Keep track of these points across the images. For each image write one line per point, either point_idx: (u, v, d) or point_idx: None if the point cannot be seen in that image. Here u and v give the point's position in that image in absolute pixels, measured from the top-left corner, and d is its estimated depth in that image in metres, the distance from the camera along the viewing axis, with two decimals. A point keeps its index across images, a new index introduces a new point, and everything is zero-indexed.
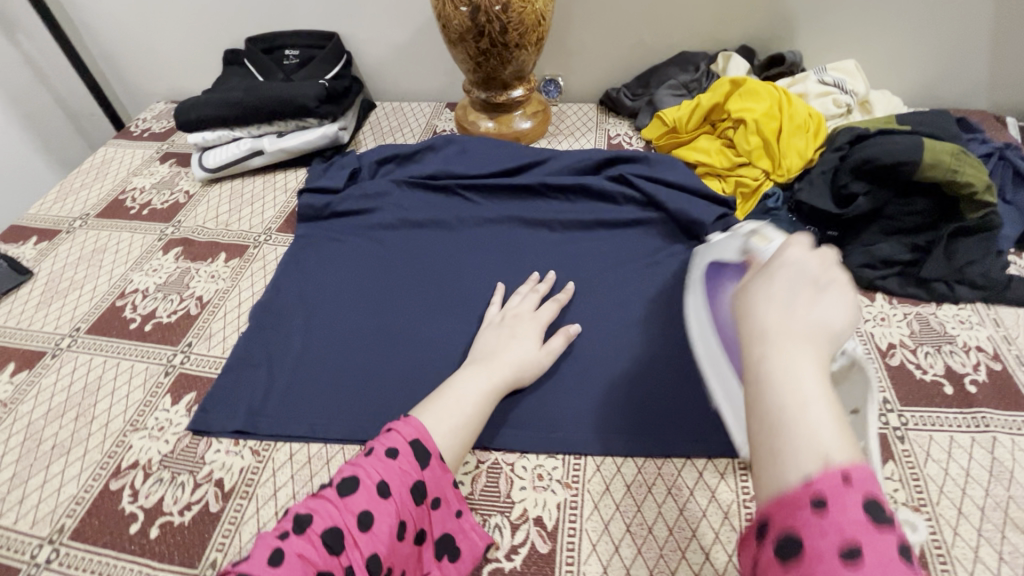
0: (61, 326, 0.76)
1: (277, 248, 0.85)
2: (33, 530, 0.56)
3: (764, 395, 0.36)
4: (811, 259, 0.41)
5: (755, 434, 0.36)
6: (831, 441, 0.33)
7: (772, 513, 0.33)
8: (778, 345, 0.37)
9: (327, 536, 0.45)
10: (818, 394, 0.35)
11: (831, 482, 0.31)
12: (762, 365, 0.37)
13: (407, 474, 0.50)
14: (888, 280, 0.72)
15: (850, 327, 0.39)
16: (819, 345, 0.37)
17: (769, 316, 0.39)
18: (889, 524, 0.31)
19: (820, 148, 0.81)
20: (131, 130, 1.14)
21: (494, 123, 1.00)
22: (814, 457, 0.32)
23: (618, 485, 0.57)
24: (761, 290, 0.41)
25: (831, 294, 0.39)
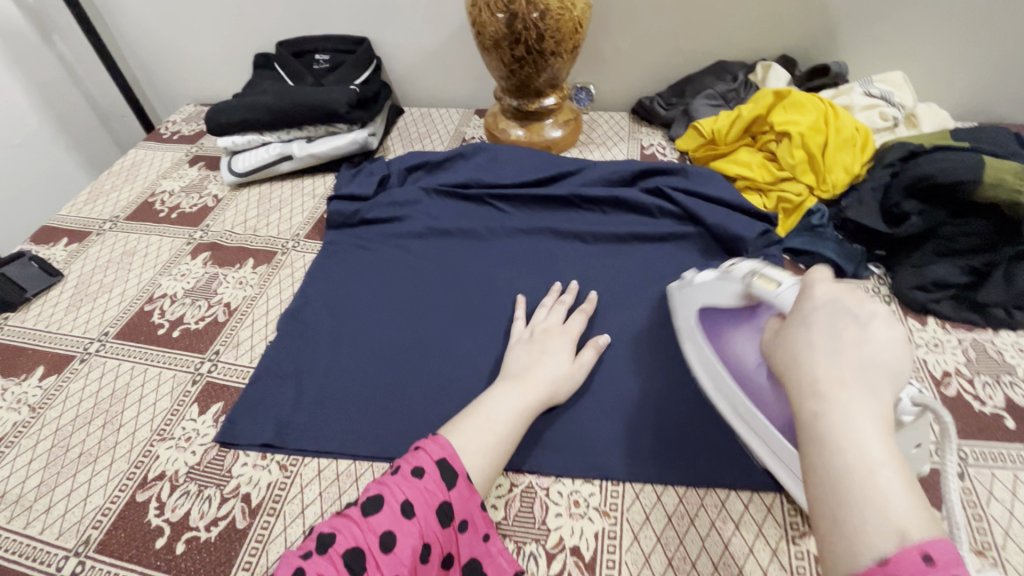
0: (90, 329, 0.76)
1: (305, 255, 0.84)
2: (59, 540, 0.55)
3: (826, 458, 0.35)
4: (845, 297, 0.41)
5: (819, 502, 0.35)
6: (906, 509, 0.32)
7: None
8: (832, 400, 0.36)
9: (348, 557, 0.43)
10: (883, 451, 0.34)
11: (911, 563, 0.30)
12: (820, 425, 0.36)
13: (432, 494, 0.47)
14: (941, 304, 0.68)
15: (903, 362, 0.38)
16: (875, 392, 0.37)
17: (818, 367, 0.38)
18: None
19: (869, 163, 0.78)
20: (161, 132, 1.14)
21: (525, 131, 0.98)
22: (889, 532, 0.31)
23: (658, 515, 0.54)
24: (802, 343, 0.41)
25: (874, 334, 0.39)
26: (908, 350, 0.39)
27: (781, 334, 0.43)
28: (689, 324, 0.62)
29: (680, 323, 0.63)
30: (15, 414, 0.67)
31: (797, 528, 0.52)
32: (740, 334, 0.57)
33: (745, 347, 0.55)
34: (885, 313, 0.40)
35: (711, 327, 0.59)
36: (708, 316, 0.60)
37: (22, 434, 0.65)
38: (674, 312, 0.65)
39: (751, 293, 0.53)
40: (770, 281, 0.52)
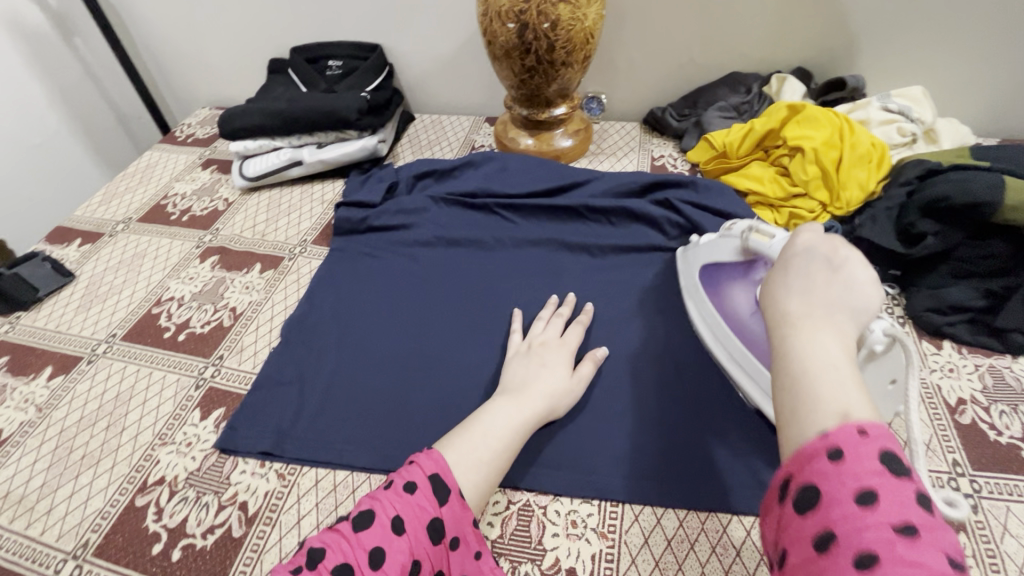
0: (98, 331, 0.77)
1: (312, 261, 0.85)
2: (58, 543, 0.56)
3: (787, 365, 0.40)
4: (821, 244, 0.46)
5: (780, 400, 0.40)
6: (853, 401, 0.37)
7: (793, 468, 0.36)
8: (801, 324, 0.42)
9: (337, 573, 0.43)
10: (839, 360, 0.39)
11: (846, 435, 0.34)
12: (786, 342, 0.41)
13: (423, 510, 0.47)
14: (956, 327, 0.66)
15: (872, 300, 0.42)
16: (840, 320, 0.41)
17: (791, 302, 0.44)
18: (906, 474, 0.33)
19: (883, 181, 0.76)
20: (176, 135, 1.15)
21: (534, 140, 0.98)
22: (833, 413, 0.36)
23: (658, 539, 0.53)
24: (780, 283, 0.46)
25: (846, 273, 0.43)
26: (878, 293, 0.43)
27: (766, 279, 0.49)
28: (694, 283, 0.70)
29: (686, 283, 0.71)
30: (22, 414, 0.68)
31: None
32: (737, 289, 0.64)
33: (740, 298, 0.63)
34: (859, 258, 0.44)
35: (711, 282, 0.67)
36: (708, 273, 0.68)
37: (27, 434, 0.65)
38: (681, 275, 0.73)
39: (749, 247, 0.62)
40: (765, 234, 0.60)
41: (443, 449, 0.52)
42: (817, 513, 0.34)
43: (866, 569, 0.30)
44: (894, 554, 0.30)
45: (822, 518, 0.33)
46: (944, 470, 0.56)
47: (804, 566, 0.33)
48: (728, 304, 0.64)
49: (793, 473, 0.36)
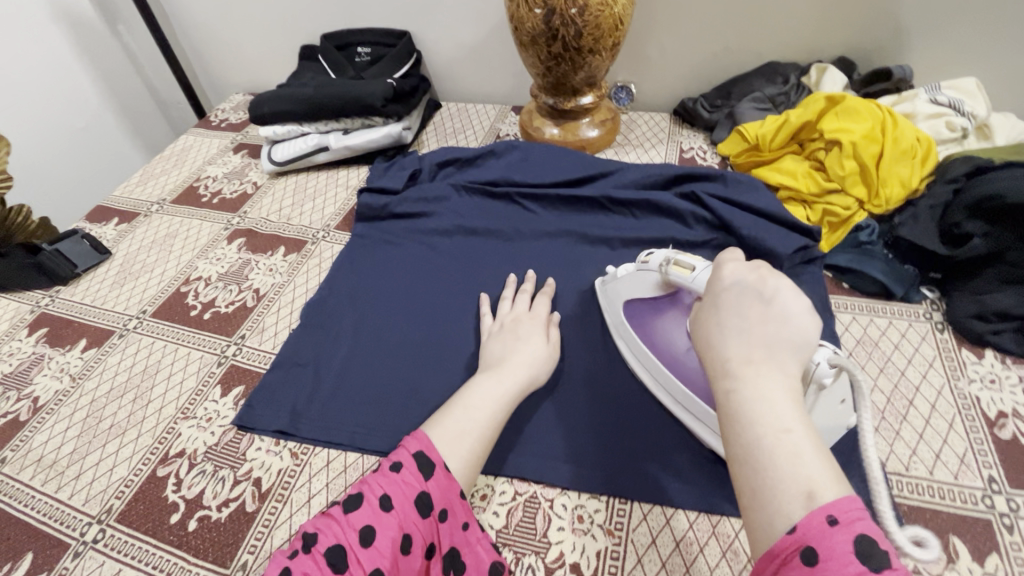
0: (131, 306, 0.80)
1: (335, 246, 0.86)
2: (84, 507, 0.59)
3: (739, 433, 0.36)
4: (748, 276, 0.43)
5: (739, 477, 0.36)
6: (816, 471, 0.33)
7: (768, 570, 0.32)
8: (744, 376, 0.38)
9: (330, 554, 0.43)
10: (792, 421, 0.35)
11: (815, 526, 0.31)
12: (732, 402, 0.38)
13: (409, 486, 0.47)
14: (1001, 336, 0.61)
15: (810, 332, 0.39)
16: (782, 363, 0.38)
17: (730, 348, 0.40)
18: (887, 565, 0.29)
19: (927, 177, 0.72)
20: (211, 120, 1.18)
21: (560, 130, 0.96)
22: (798, 495, 0.33)
23: (666, 540, 0.52)
24: (715, 326, 0.43)
25: (777, 308, 0.40)
26: (816, 321, 0.40)
27: (697, 318, 0.46)
28: (618, 319, 0.66)
29: (612, 320, 0.67)
30: (57, 382, 0.71)
31: None
32: (668, 325, 0.60)
33: (677, 334, 0.58)
34: (787, 285, 0.41)
35: (637, 321, 0.63)
36: (634, 310, 0.64)
37: (61, 402, 0.69)
38: (605, 312, 0.69)
39: (669, 280, 0.57)
40: (684, 267, 0.56)
41: (451, 436, 0.52)
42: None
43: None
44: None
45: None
46: (979, 486, 0.53)
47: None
48: (664, 343, 0.59)
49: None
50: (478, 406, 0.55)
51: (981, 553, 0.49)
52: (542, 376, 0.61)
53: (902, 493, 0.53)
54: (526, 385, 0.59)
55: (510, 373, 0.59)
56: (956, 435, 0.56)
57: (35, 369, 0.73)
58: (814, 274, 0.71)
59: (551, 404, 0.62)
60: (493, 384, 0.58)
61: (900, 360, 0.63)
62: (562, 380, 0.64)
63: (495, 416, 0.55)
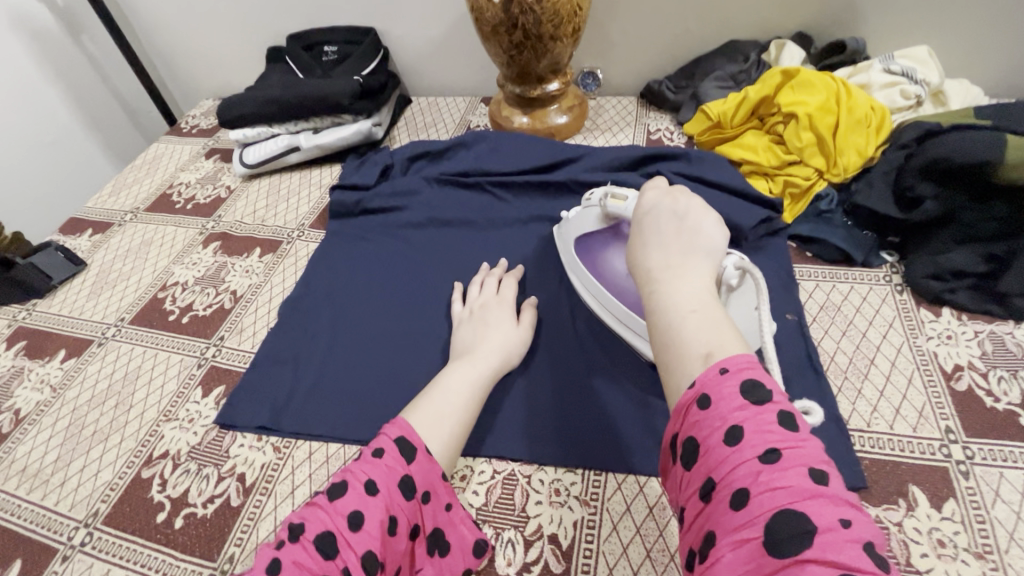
0: (108, 315, 0.80)
1: (309, 244, 0.86)
2: (70, 512, 0.59)
3: (656, 321, 0.42)
4: (664, 200, 0.51)
5: (659, 358, 0.41)
6: (716, 338, 0.39)
7: (677, 425, 0.38)
8: (661, 278, 0.45)
9: (319, 541, 0.44)
10: (699, 304, 0.41)
11: (709, 378, 0.36)
12: (653, 298, 0.44)
13: (394, 470, 0.49)
14: (956, 294, 0.64)
15: (715, 240, 0.47)
16: (693, 263, 0.45)
17: (650, 257, 0.47)
18: (767, 398, 0.35)
19: (882, 146, 0.74)
20: (182, 127, 1.18)
21: (528, 119, 0.97)
22: (699, 355, 0.38)
23: (640, 506, 0.53)
24: (639, 245, 0.50)
25: (688, 222, 0.48)
26: (722, 235, 0.48)
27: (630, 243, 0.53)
28: (569, 256, 0.70)
29: (568, 258, 0.71)
30: (38, 393, 0.71)
31: None
32: (612, 254, 0.65)
33: (618, 263, 0.64)
34: (698, 205, 0.50)
35: (588, 257, 0.68)
36: (583, 249, 0.68)
37: (43, 413, 0.69)
38: (561, 251, 0.73)
39: (609, 213, 0.63)
40: (619, 199, 0.62)
41: (423, 418, 0.54)
42: (699, 464, 0.35)
43: (741, 507, 0.32)
44: (761, 485, 0.32)
45: (704, 467, 0.35)
46: (937, 437, 0.55)
47: (699, 518, 0.35)
48: (609, 272, 0.65)
49: (677, 430, 0.38)
50: (451, 390, 0.57)
51: (938, 499, 0.51)
52: (514, 358, 0.63)
53: (863, 448, 0.55)
54: (497, 369, 0.61)
55: (483, 358, 0.61)
56: (914, 390, 0.59)
57: (15, 383, 0.73)
58: (777, 246, 0.73)
59: (526, 385, 0.64)
60: (466, 368, 0.59)
61: (861, 322, 0.65)
62: (536, 361, 0.66)
63: (471, 398, 0.57)
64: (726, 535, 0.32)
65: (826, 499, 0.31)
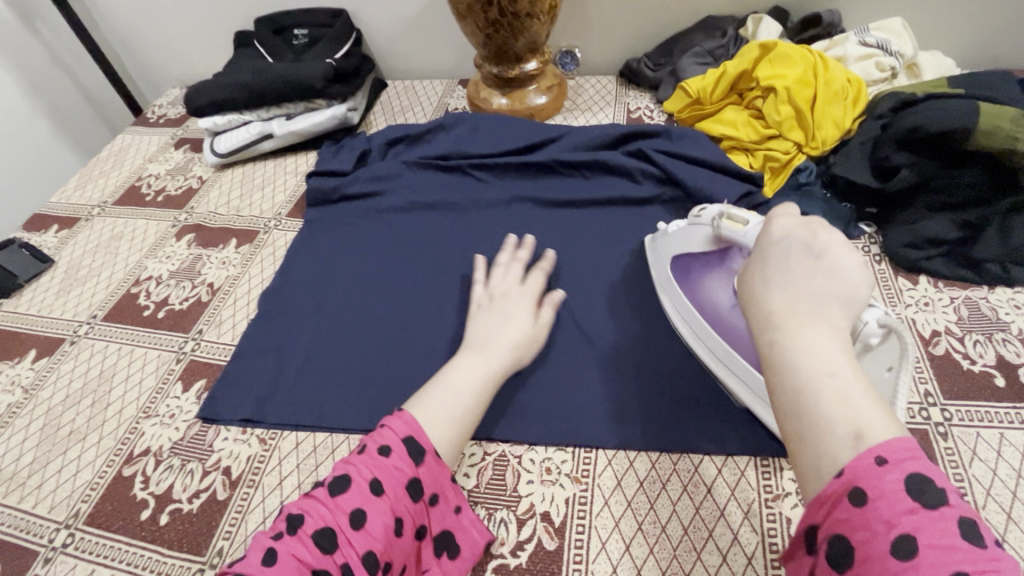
0: (79, 313, 0.77)
1: (287, 233, 0.84)
2: (50, 514, 0.58)
3: (781, 379, 0.36)
4: (797, 232, 0.42)
5: (785, 423, 0.36)
6: (867, 415, 0.33)
7: (818, 517, 0.33)
8: (789, 328, 0.38)
9: (318, 537, 0.43)
10: (840, 368, 0.35)
11: (864, 468, 0.31)
12: (774, 349, 0.38)
13: (401, 471, 0.47)
14: (933, 261, 0.65)
15: (857, 287, 0.40)
16: (828, 313, 0.38)
17: (774, 299, 0.40)
18: (943, 502, 0.30)
19: (859, 118, 0.75)
20: (148, 117, 1.14)
21: (507, 100, 0.95)
22: (846, 436, 0.33)
23: (631, 480, 0.54)
24: (759, 279, 0.42)
25: (825, 262, 0.40)
26: (865, 277, 0.40)
27: (742, 275, 0.45)
28: (664, 274, 0.65)
29: (659, 274, 0.67)
30: (9, 396, 0.69)
31: (770, 491, 0.52)
32: (715, 279, 0.60)
33: (721, 292, 0.58)
34: (839, 241, 0.41)
35: (683, 275, 0.63)
36: (681, 265, 0.63)
37: (15, 415, 0.67)
38: (651, 266, 0.69)
39: (720, 235, 0.57)
40: (737, 221, 0.55)
41: (429, 413, 0.52)
42: (855, 571, 0.30)
43: None
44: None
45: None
46: (916, 401, 0.56)
47: None
48: (706, 297, 0.60)
49: (818, 523, 0.33)
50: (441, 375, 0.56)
51: None
52: (525, 353, 0.61)
53: None
54: (510, 364, 0.59)
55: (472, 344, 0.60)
56: None
57: None
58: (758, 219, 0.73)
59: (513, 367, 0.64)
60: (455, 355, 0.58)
61: None
62: None
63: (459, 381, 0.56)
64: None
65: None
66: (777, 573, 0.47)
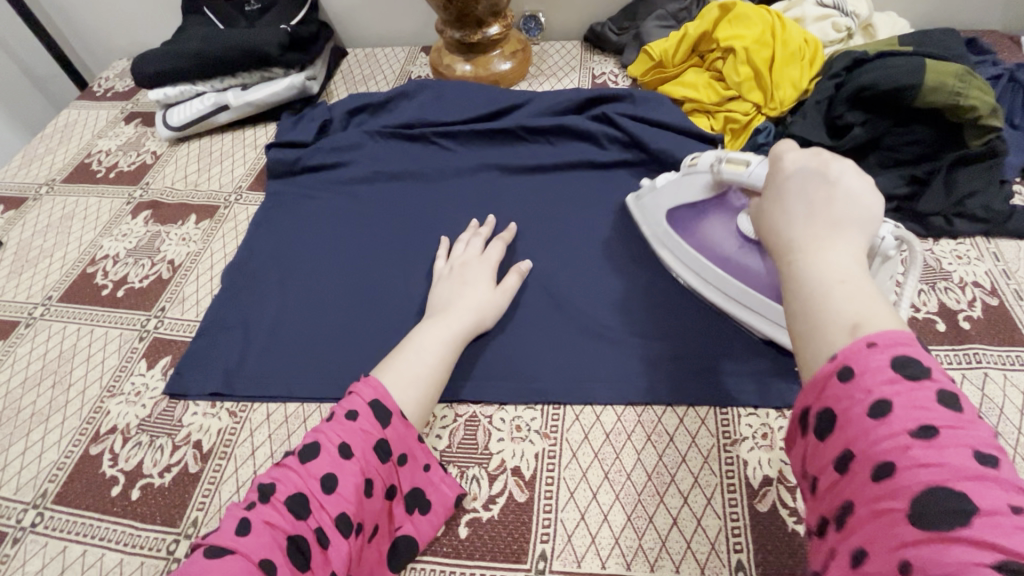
0: (33, 295, 0.75)
1: (249, 207, 0.82)
2: (16, 495, 0.57)
3: (794, 289, 0.38)
4: (810, 161, 0.44)
5: (792, 330, 0.37)
6: (872, 313, 0.34)
7: (809, 400, 0.34)
8: (806, 250, 0.39)
9: (291, 502, 0.44)
10: (851, 277, 0.37)
11: (853, 350, 0.33)
12: (793, 268, 0.39)
13: (369, 434, 0.48)
14: (882, 217, 0.68)
15: (873, 209, 0.41)
16: (846, 230, 0.39)
17: (791, 227, 0.41)
18: (924, 375, 0.31)
19: (815, 79, 0.76)
20: (94, 90, 1.08)
21: (471, 66, 0.94)
22: (845, 326, 0.34)
23: (597, 433, 0.56)
24: (777, 211, 0.43)
25: (843, 186, 0.41)
26: (879, 199, 0.41)
27: (761, 211, 0.46)
28: (662, 229, 0.67)
29: (655, 232, 0.68)
30: None
31: (728, 436, 0.55)
32: (715, 227, 0.62)
33: (725, 237, 0.61)
34: (851, 168, 0.42)
35: (685, 228, 0.65)
36: (680, 219, 0.65)
37: None
38: (643, 225, 0.70)
39: (721, 180, 0.58)
40: (737, 163, 0.56)
41: (397, 376, 0.53)
42: (835, 435, 0.32)
43: (884, 479, 0.29)
44: (910, 460, 0.29)
45: (842, 439, 0.32)
46: None
47: (830, 490, 0.32)
48: (711, 245, 0.62)
49: (810, 404, 0.34)
50: (415, 343, 0.57)
51: None
52: (489, 319, 0.63)
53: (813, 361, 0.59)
54: (470, 327, 0.61)
55: (448, 313, 0.61)
56: None
57: None
58: None
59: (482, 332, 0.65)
60: (431, 326, 0.59)
61: None
62: None
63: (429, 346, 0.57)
64: (865, 505, 0.30)
65: (995, 484, 0.27)
66: (734, 510, 0.50)
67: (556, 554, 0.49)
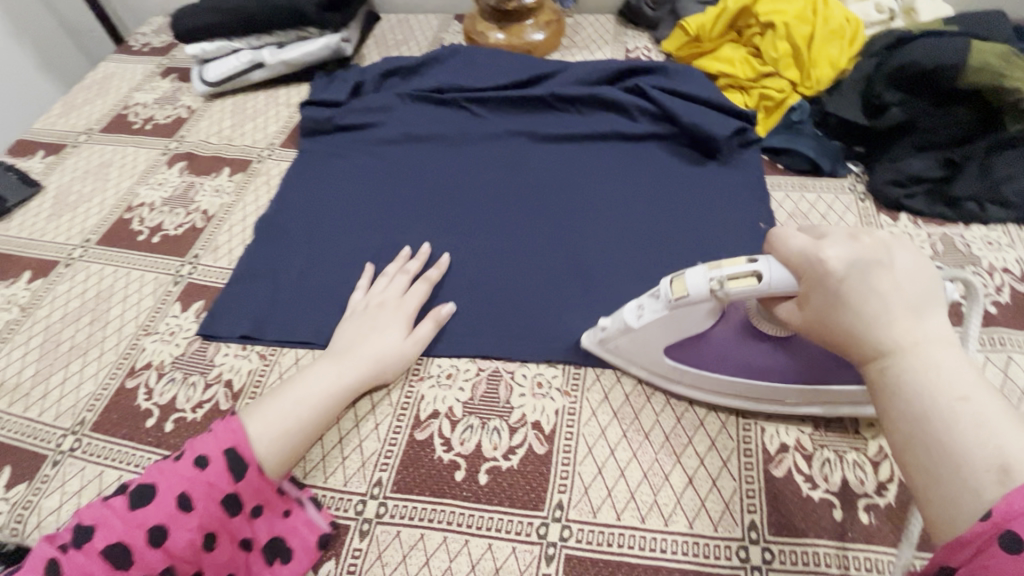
0: (72, 237, 0.77)
1: (281, 162, 0.84)
2: (57, 421, 0.60)
3: (905, 409, 0.34)
4: (849, 246, 0.40)
5: (910, 461, 0.34)
6: (1009, 441, 0.31)
7: (955, 560, 0.30)
8: (901, 353, 0.36)
9: (108, 551, 0.44)
10: (970, 390, 0.33)
11: (1012, 507, 0.28)
12: (896, 378, 0.35)
13: (214, 487, 0.47)
14: (914, 199, 0.67)
15: (933, 281, 0.38)
16: (931, 320, 0.36)
17: (868, 326, 0.37)
18: None
19: (854, 57, 0.75)
20: (131, 44, 1.10)
21: (504, 35, 0.94)
22: (990, 469, 0.30)
23: (617, 394, 0.57)
24: (841, 313, 0.39)
25: (902, 270, 0.38)
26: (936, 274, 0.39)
27: (812, 311, 0.42)
28: (665, 368, 0.55)
29: (657, 375, 0.56)
30: (7, 313, 0.70)
31: None
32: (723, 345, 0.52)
33: (743, 352, 0.52)
34: (889, 241, 0.40)
35: (694, 360, 0.53)
36: (680, 354, 0.54)
37: (14, 331, 0.68)
38: (631, 365, 0.57)
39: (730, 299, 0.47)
40: (742, 277, 0.45)
41: (264, 423, 0.51)
42: None
43: None
44: None
45: None
46: None
47: None
48: (735, 366, 0.52)
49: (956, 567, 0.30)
50: (303, 390, 0.54)
51: None
52: (389, 371, 0.58)
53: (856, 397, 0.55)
54: (366, 379, 0.57)
55: (352, 358, 0.57)
56: None
57: None
58: (748, 157, 0.75)
59: (506, 294, 0.66)
60: (333, 372, 0.56)
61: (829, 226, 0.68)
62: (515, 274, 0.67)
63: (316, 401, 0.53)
64: None
65: None
66: (749, 474, 0.51)
67: (572, 504, 0.51)
